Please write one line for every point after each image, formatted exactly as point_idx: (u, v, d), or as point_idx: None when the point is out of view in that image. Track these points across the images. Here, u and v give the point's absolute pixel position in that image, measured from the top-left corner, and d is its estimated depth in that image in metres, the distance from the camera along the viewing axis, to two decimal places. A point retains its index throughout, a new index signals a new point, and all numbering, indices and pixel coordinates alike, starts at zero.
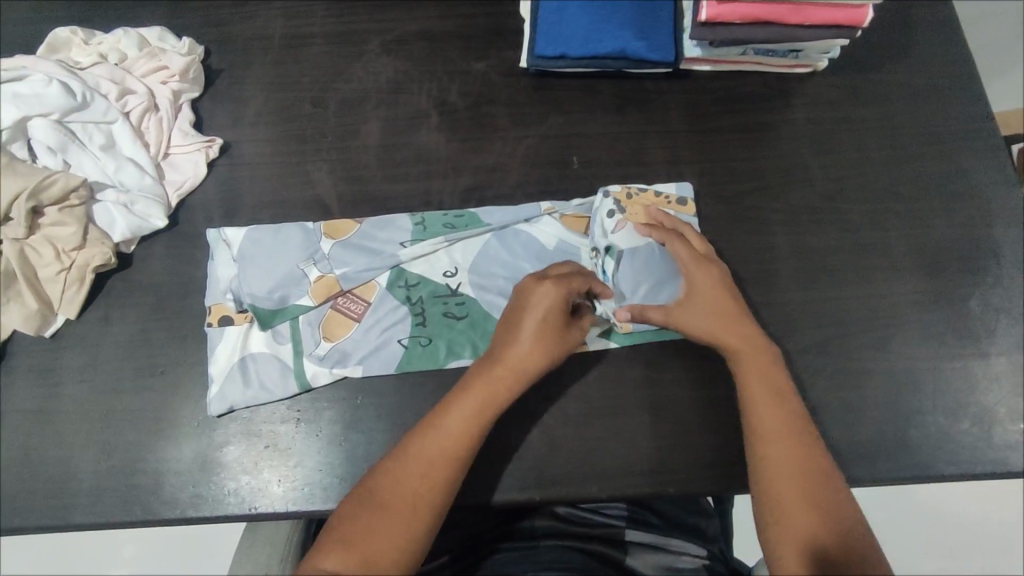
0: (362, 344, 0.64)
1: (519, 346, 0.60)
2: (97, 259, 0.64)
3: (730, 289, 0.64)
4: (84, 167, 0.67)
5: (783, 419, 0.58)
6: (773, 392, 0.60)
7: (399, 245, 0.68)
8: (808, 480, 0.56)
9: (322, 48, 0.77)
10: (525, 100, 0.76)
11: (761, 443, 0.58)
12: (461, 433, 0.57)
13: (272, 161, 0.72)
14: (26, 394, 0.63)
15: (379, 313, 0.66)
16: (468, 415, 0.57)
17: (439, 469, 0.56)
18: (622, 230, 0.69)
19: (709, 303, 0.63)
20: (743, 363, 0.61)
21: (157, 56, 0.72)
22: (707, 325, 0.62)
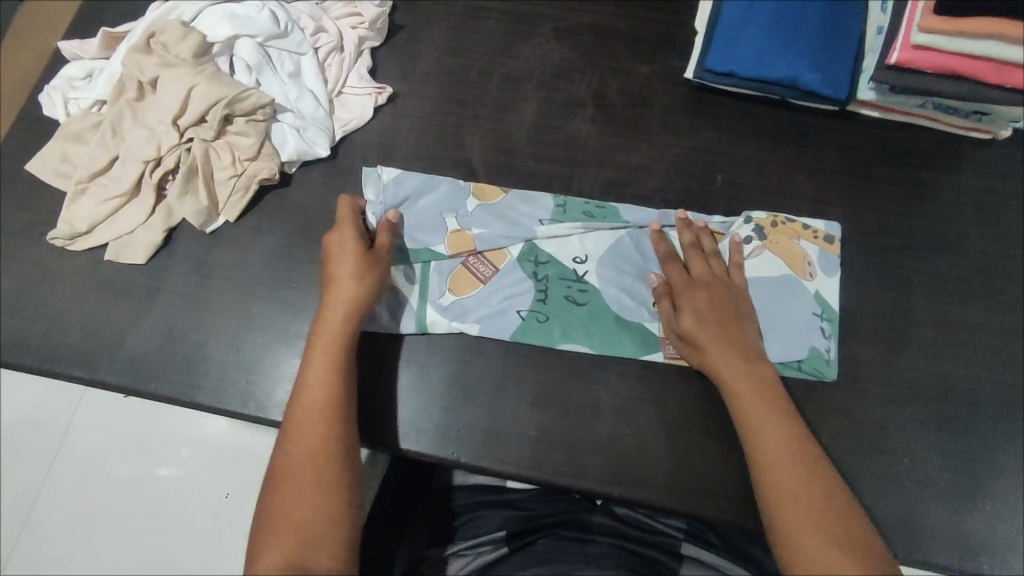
0: (484, 305, 0.67)
1: (330, 304, 0.62)
2: (264, 172, 0.70)
3: (718, 300, 0.63)
4: (270, 89, 0.73)
5: (777, 429, 0.56)
6: (765, 407, 0.57)
7: (537, 220, 0.70)
8: (818, 500, 0.52)
9: (498, 23, 0.81)
10: (682, 109, 0.77)
11: (759, 463, 0.55)
12: (321, 377, 0.58)
13: (431, 118, 0.76)
14: (178, 279, 0.70)
15: (505, 281, 0.68)
16: (321, 365, 0.59)
17: (321, 427, 0.56)
18: (757, 258, 0.68)
19: (706, 316, 0.62)
20: (733, 384, 0.59)
21: (353, 2, 0.77)
22: (707, 346, 0.60)
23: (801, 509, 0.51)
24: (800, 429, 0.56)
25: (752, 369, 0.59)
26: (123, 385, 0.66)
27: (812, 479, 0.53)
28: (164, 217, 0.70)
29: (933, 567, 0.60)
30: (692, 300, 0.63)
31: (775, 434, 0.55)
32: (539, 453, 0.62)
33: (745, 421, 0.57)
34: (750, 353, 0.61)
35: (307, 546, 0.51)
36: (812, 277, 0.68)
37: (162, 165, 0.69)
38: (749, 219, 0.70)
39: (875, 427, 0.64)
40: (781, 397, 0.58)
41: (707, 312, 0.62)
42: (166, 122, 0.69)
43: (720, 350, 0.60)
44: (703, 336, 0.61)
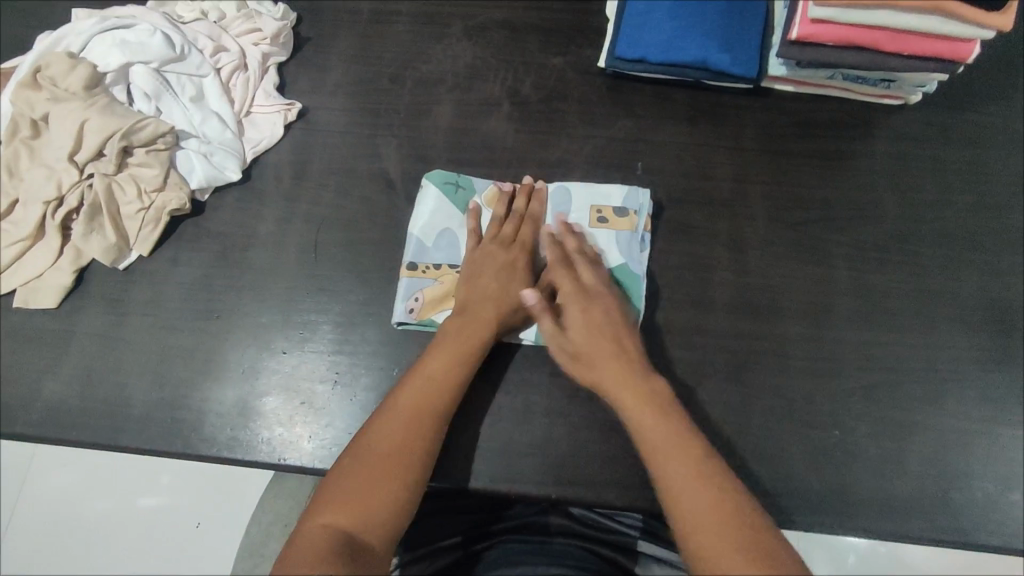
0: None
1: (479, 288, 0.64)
2: (173, 203, 0.68)
3: (572, 302, 0.63)
4: (173, 116, 0.71)
5: (672, 437, 0.54)
6: (642, 403, 0.56)
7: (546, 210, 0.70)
8: (723, 510, 0.49)
9: (407, 26, 0.79)
10: (598, 99, 0.76)
11: (663, 479, 0.52)
12: (439, 372, 0.59)
13: (344, 130, 0.75)
14: (95, 320, 0.68)
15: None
16: (445, 360, 0.60)
17: (417, 421, 0.56)
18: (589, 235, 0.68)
19: (577, 329, 0.61)
20: (614, 390, 0.58)
21: (253, 18, 0.75)
22: (597, 360, 0.60)
23: (705, 521, 0.48)
24: (696, 437, 0.54)
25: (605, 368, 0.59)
26: (45, 436, 0.64)
27: (717, 489, 0.50)
28: (74, 257, 0.68)
29: (868, 536, 0.61)
30: (572, 310, 0.62)
31: (657, 441, 0.54)
32: (474, 462, 0.63)
33: (648, 442, 0.54)
34: (615, 352, 0.60)
35: (354, 531, 0.49)
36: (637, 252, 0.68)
37: (65, 205, 0.67)
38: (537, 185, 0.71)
39: (805, 402, 0.64)
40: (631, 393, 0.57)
41: (588, 318, 0.62)
42: (63, 160, 0.66)
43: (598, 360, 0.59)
44: (584, 343, 0.61)
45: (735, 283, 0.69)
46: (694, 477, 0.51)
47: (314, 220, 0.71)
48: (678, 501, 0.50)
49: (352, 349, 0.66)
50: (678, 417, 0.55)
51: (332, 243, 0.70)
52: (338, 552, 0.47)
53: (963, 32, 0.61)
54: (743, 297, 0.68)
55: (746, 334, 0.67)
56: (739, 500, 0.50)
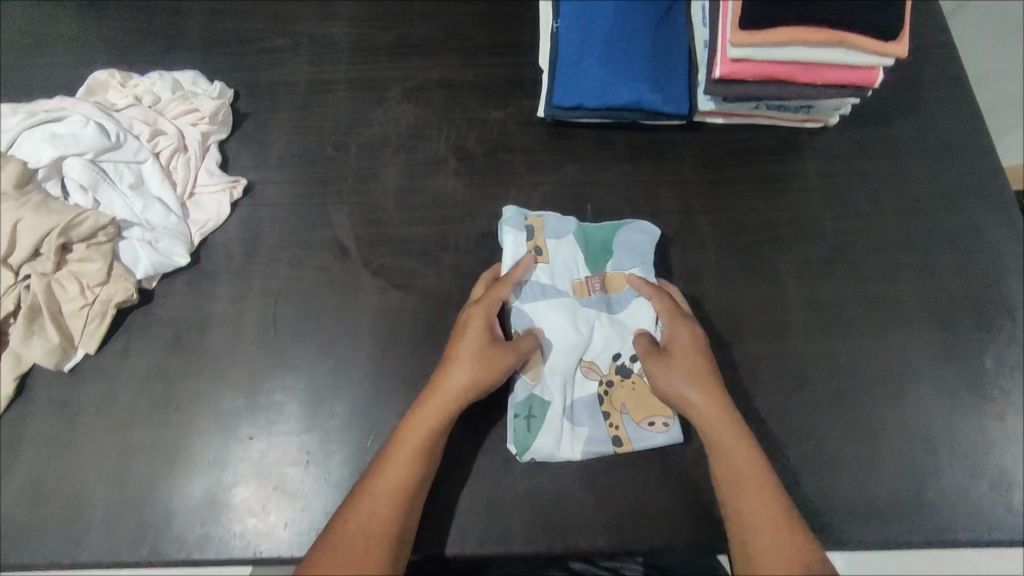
0: (576, 404, 0.66)
1: (454, 351, 0.62)
2: (120, 295, 0.65)
3: (685, 328, 0.64)
4: (113, 205, 0.69)
5: (753, 475, 0.57)
6: (734, 437, 0.59)
7: (558, 300, 0.68)
8: (794, 549, 0.54)
9: (346, 93, 0.80)
10: (541, 147, 0.79)
11: (738, 513, 0.57)
12: (414, 455, 0.58)
13: (293, 201, 0.74)
14: (41, 429, 0.64)
15: (565, 371, 0.66)
16: (422, 433, 0.59)
17: (388, 509, 0.55)
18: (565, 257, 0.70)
19: (687, 350, 0.63)
20: (705, 418, 0.60)
21: (188, 99, 0.75)
22: (692, 406, 0.61)
23: (776, 562, 0.53)
24: (791, 509, 0.56)
25: (719, 428, 0.60)
26: None
27: (805, 561, 0.53)
28: (13, 362, 0.63)
29: (853, 544, 0.62)
30: (676, 331, 0.64)
31: (746, 475, 0.57)
32: (462, 524, 0.62)
33: (724, 475, 0.58)
34: (714, 394, 0.61)
35: None
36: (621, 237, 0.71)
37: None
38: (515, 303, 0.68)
39: (778, 421, 0.66)
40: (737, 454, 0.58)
41: (694, 345, 0.63)
42: None
43: (698, 385, 0.61)
44: (682, 368, 0.62)
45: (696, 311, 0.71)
46: (783, 548, 0.54)
47: (271, 295, 0.70)
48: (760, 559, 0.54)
49: (323, 426, 0.64)
50: (773, 485, 0.57)
51: (292, 318, 0.69)
52: None
53: (868, 62, 0.65)
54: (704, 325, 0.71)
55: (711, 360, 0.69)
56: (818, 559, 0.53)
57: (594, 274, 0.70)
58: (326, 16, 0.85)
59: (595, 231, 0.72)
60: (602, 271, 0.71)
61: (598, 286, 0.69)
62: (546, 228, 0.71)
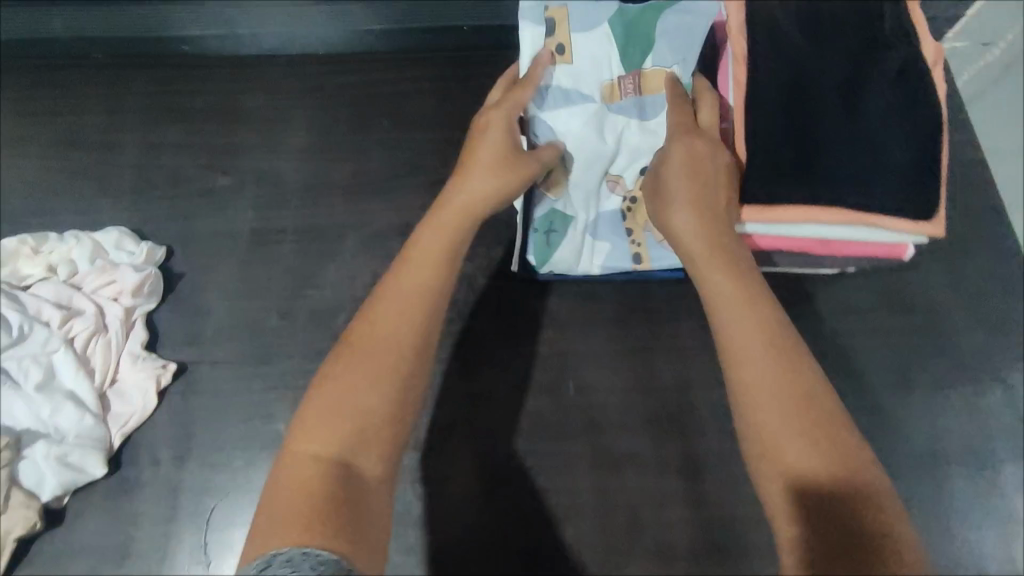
0: (600, 218, 0.61)
1: (464, 183, 0.52)
2: (20, 526, 0.56)
3: (694, 155, 0.50)
4: (15, 412, 0.59)
5: (761, 343, 0.43)
6: (728, 272, 0.47)
7: (583, 100, 0.56)
8: (806, 405, 0.40)
9: (294, 246, 0.71)
10: (518, 308, 0.68)
11: (733, 351, 0.43)
12: (416, 297, 0.47)
13: (231, 385, 0.64)
14: None
15: (589, 187, 0.59)
16: (438, 244, 0.50)
17: (378, 386, 0.44)
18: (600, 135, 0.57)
19: (684, 207, 0.49)
20: (696, 259, 0.48)
21: (109, 269, 0.65)
22: (674, 222, 0.50)
23: (777, 382, 0.41)
24: (804, 352, 0.43)
25: (712, 271, 0.47)
26: None
27: (815, 419, 0.40)
28: None
29: None
30: (672, 171, 0.50)
31: (745, 316, 0.44)
32: None
33: (710, 292, 0.47)
34: (708, 233, 0.48)
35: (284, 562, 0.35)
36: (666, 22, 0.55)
37: None
38: (535, 113, 0.56)
39: None
40: (732, 284, 0.46)
41: (694, 185, 0.50)
42: None
43: (693, 235, 0.49)
44: (680, 199, 0.49)
45: (689, 517, 0.63)
46: (789, 386, 0.41)
47: (206, 509, 0.61)
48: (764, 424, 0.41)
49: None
50: (792, 334, 0.43)
51: (230, 536, 0.60)
52: (320, 513, 0.37)
53: (899, 236, 0.54)
54: (702, 536, 0.63)
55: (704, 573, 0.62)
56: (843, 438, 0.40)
57: (629, 73, 0.56)
58: (274, 148, 0.75)
59: (634, 8, 0.55)
60: (637, 68, 0.56)
61: (629, 89, 0.56)
62: (571, 16, 0.56)
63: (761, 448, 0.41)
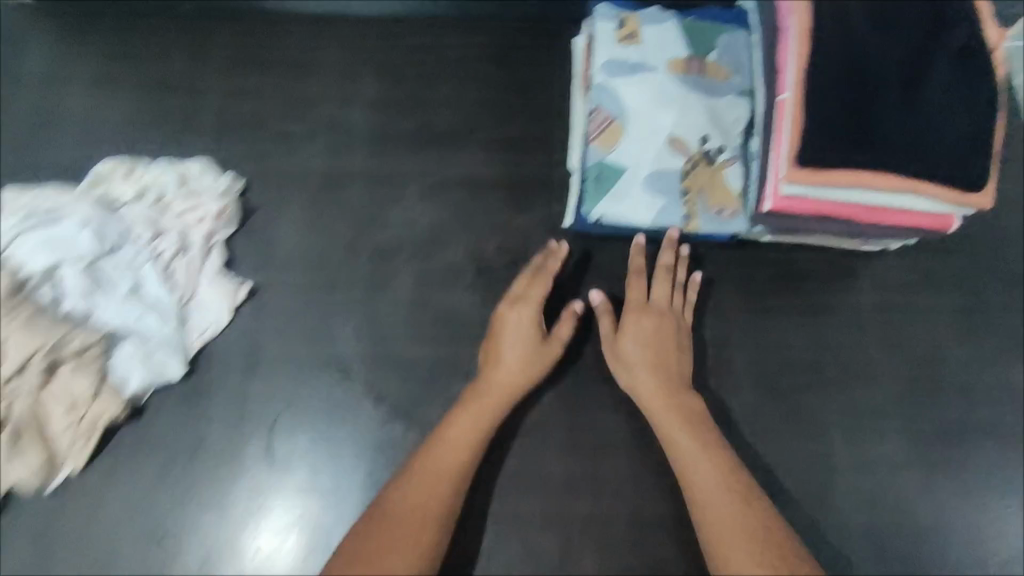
0: (657, 169, 0.67)
1: (495, 352, 0.65)
2: (110, 413, 0.62)
3: (662, 338, 0.66)
4: (108, 313, 0.65)
5: (716, 476, 0.59)
6: (687, 433, 0.62)
7: (647, 75, 0.68)
8: (750, 516, 0.57)
9: (362, 190, 0.75)
10: (567, 260, 0.73)
11: (694, 493, 0.60)
12: (468, 434, 0.62)
13: (298, 310, 0.70)
14: (21, 556, 0.61)
15: (650, 140, 0.67)
16: (466, 427, 0.62)
17: (420, 514, 0.57)
18: (662, 102, 0.68)
19: (649, 382, 0.64)
20: (659, 419, 0.63)
21: (195, 197, 0.71)
22: (639, 385, 0.65)
23: (730, 523, 0.57)
24: (746, 483, 0.59)
25: (669, 421, 0.63)
26: None
27: (759, 535, 0.56)
28: None
29: None
30: (639, 327, 0.66)
31: (703, 460, 0.60)
32: None
33: (666, 432, 0.63)
34: (668, 388, 0.64)
35: None
36: (723, 43, 0.71)
37: None
38: (607, 83, 0.68)
39: None
40: (687, 435, 0.62)
41: (650, 337, 0.65)
42: None
43: (653, 396, 0.64)
44: (638, 361, 0.65)
45: None
46: (742, 522, 0.57)
47: (269, 417, 0.66)
48: (722, 542, 0.57)
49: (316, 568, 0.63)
50: (736, 465, 0.60)
51: (289, 444, 0.65)
52: None
53: (943, 207, 0.58)
54: None
55: None
56: (776, 538, 0.56)
57: (693, 58, 0.70)
58: (347, 100, 0.79)
59: (692, 23, 0.71)
60: (702, 58, 0.70)
61: (695, 70, 0.69)
62: (643, 18, 0.71)
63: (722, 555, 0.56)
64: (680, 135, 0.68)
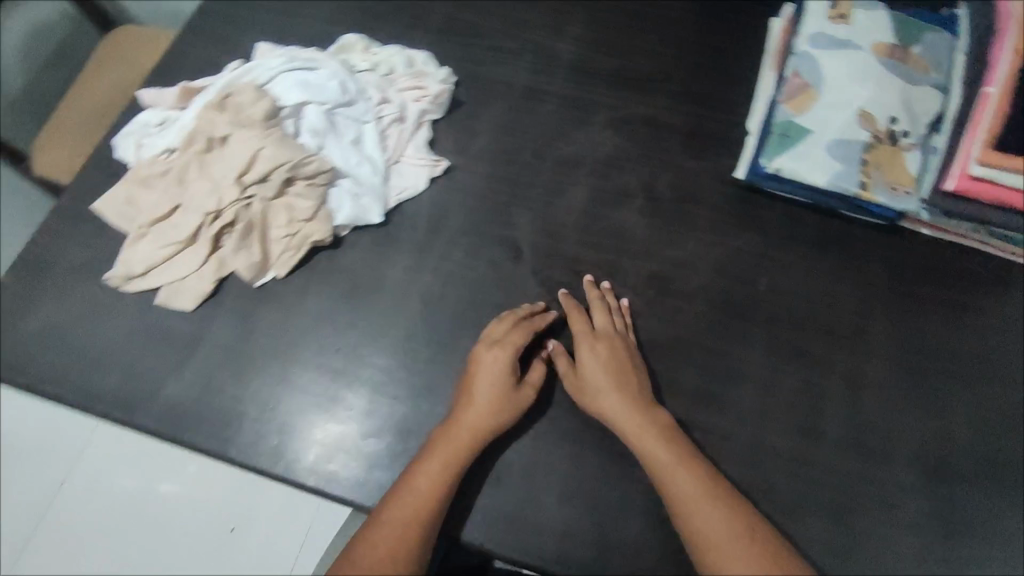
0: (840, 136, 0.72)
1: (472, 392, 0.65)
2: (318, 234, 0.72)
3: (623, 372, 0.67)
4: (333, 153, 0.75)
5: (689, 475, 0.60)
6: (656, 439, 0.63)
7: (851, 51, 0.73)
8: (731, 515, 0.58)
9: (555, 109, 0.84)
10: (730, 210, 0.79)
11: (671, 493, 0.60)
12: (432, 482, 0.61)
13: (484, 194, 0.79)
14: (222, 331, 0.71)
15: (840, 109, 0.72)
16: (438, 467, 0.62)
17: (405, 536, 0.58)
18: (860, 77, 0.72)
19: (616, 405, 0.65)
20: (631, 432, 0.63)
21: (418, 78, 0.81)
22: (608, 410, 0.65)
23: (711, 517, 0.58)
24: (719, 480, 0.61)
25: (633, 430, 0.63)
26: (163, 432, 0.67)
27: (740, 529, 0.57)
28: (217, 268, 0.72)
29: None
30: (591, 354, 0.68)
31: (675, 464, 0.61)
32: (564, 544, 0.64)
33: (639, 444, 0.63)
34: (634, 409, 0.64)
35: None
36: (932, 37, 0.74)
37: (221, 219, 0.71)
38: (809, 54, 0.75)
39: (908, 555, 0.64)
40: (667, 447, 0.62)
41: (609, 364, 0.67)
42: (231, 179, 0.71)
43: (621, 417, 0.64)
44: (603, 389, 0.66)
45: (844, 418, 0.69)
46: (724, 515, 0.58)
47: (445, 274, 0.74)
48: (704, 540, 0.57)
49: None
50: (706, 466, 0.61)
51: (456, 300, 0.73)
52: None
53: None
54: (854, 435, 0.69)
55: (849, 469, 0.68)
56: (761, 532, 0.58)
57: (900, 46, 0.73)
58: (555, 30, 0.89)
59: (903, 16, 0.75)
60: (908, 46, 0.73)
61: (898, 55, 0.73)
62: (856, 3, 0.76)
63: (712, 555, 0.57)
64: (871, 110, 0.71)
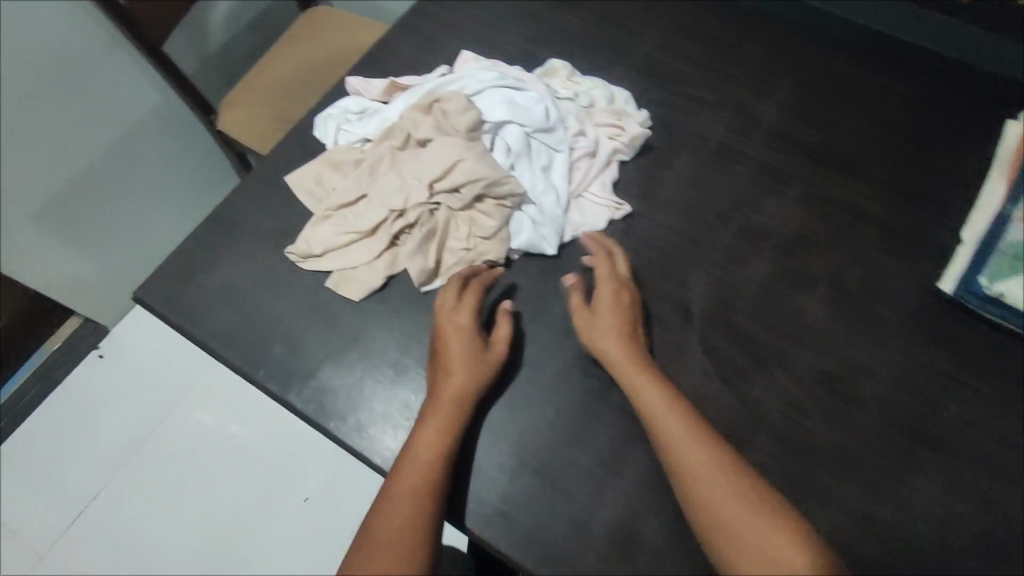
0: None
1: (447, 365, 0.65)
2: (492, 255, 0.72)
3: (628, 327, 0.67)
4: (523, 175, 0.75)
5: (693, 437, 0.60)
6: (659, 398, 0.63)
7: None
8: (738, 487, 0.57)
9: (748, 172, 0.80)
10: (926, 320, 0.72)
11: (671, 453, 0.60)
12: (433, 447, 0.61)
13: (660, 247, 0.76)
14: (382, 327, 0.72)
15: None
16: (436, 432, 0.62)
17: (416, 501, 0.58)
18: None
19: (624, 351, 0.65)
20: (636, 382, 0.64)
21: (618, 117, 0.80)
22: (618, 356, 0.65)
23: (718, 481, 0.58)
24: (724, 449, 0.60)
25: (641, 388, 0.63)
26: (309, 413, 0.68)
27: (752, 503, 0.57)
28: (389, 263, 0.73)
29: None
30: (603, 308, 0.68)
31: (680, 429, 0.61)
32: None
33: (644, 401, 0.63)
34: (639, 361, 0.65)
35: None
36: None
37: (404, 219, 0.72)
38: None
39: None
40: (667, 406, 0.62)
41: (618, 324, 0.67)
42: (423, 182, 0.72)
43: (631, 367, 0.64)
44: (614, 341, 0.66)
45: None
46: (738, 489, 0.57)
47: None
48: (708, 502, 0.57)
49: (598, 463, 0.65)
50: (712, 435, 0.61)
51: None
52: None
53: None
54: None
55: None
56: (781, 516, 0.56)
57: None
58: (762, 91, 0.85)
59: None
60: None
61: None
62: None
63: (715, 516, 0.57)
64: None
